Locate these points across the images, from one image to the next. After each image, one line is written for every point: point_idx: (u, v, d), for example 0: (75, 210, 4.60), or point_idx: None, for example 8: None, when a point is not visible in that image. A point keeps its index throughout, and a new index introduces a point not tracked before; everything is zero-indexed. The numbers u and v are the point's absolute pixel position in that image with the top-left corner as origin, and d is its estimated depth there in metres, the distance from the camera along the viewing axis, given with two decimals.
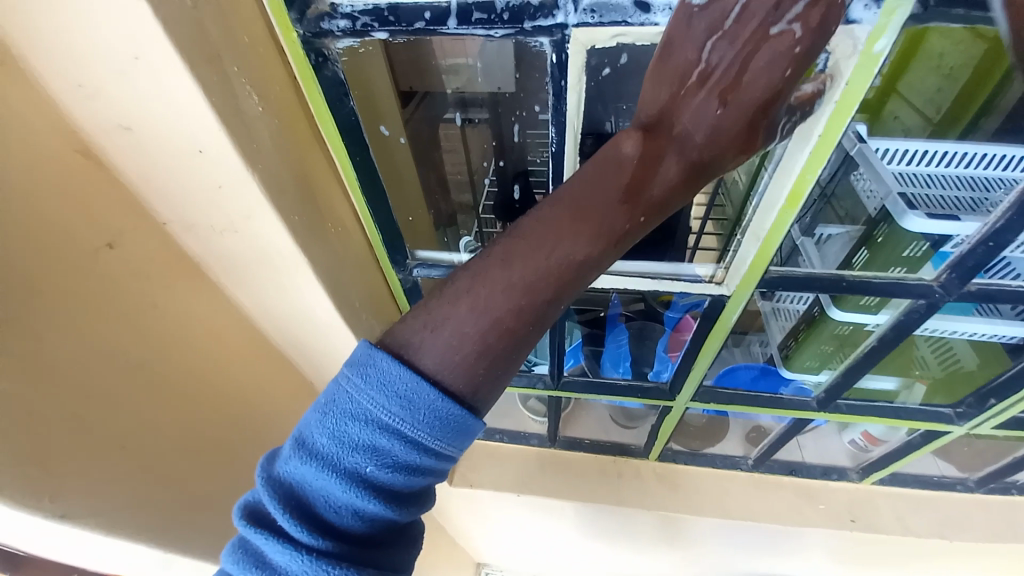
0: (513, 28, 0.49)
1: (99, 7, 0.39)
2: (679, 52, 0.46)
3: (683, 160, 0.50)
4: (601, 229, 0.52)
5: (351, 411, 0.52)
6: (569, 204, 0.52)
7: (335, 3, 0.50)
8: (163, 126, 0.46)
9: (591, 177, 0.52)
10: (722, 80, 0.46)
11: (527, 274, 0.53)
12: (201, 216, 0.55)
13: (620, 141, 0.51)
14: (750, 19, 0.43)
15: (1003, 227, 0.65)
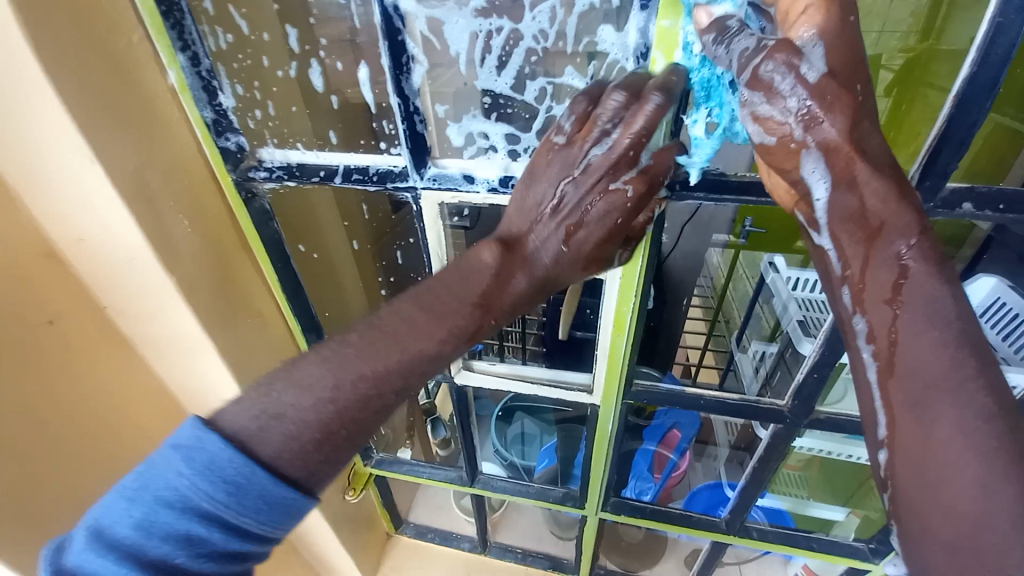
0: (380, 186, 0.66)
1: (67, 161, 0.55)
2: (539, 184, 0.51)
3: (545, 264, 0.53)
4: (454, 327, 0.52)
5: (162, 498, 0.45)
6: (441, 296, 0.52)
7: (260, 161, 0.68)
8: (108, 239, 0.61)
9: (459, 274, 0.53)
10: (566, 215, 0.51)
11: (382, 366, 0.51)
12: (133, 304, 0.69)
13: (479, 250, 0.53)
14: (595, 175, 0.49)
15: (820, 362, 0.72)
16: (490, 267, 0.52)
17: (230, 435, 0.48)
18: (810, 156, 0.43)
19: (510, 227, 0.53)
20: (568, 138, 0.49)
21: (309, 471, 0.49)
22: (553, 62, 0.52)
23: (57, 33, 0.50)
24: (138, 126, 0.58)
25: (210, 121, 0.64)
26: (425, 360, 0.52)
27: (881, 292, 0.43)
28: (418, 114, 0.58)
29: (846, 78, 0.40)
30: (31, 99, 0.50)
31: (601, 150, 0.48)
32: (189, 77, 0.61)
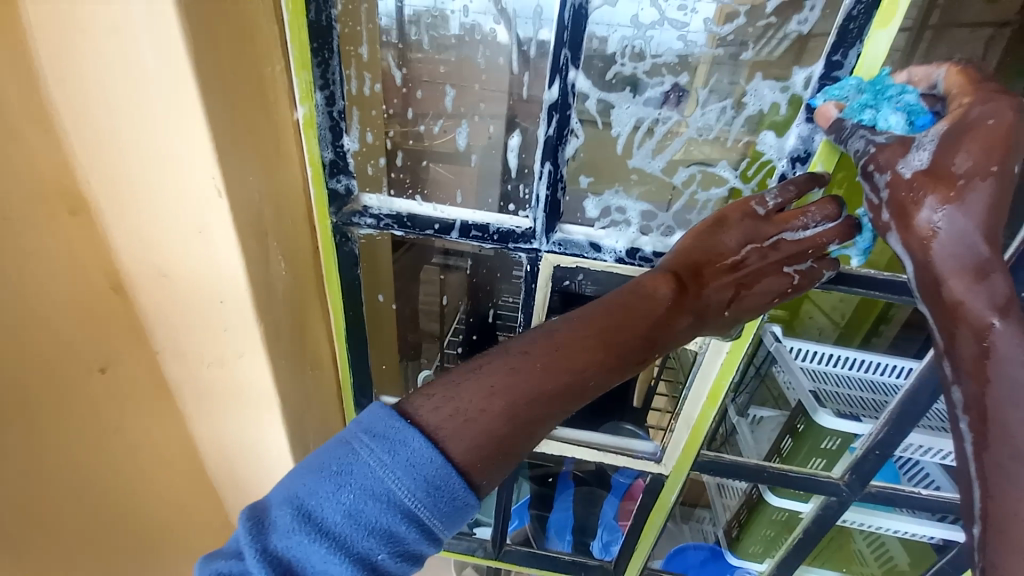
0: (499, 245, 0.64)
1: (185, 195, 0.49)
2: (727, 234, 0.53)
3: (699, 315, 0.54)
4: (625, 356, 0.52)
5: (369, 491, 0.42)
6: (597, 332, 0.51)
7: (365, 208, 0.64)
8: (200, 279, 0.55)
9: (630, 304, 0.52)
10: (745, 277, 0.55)
11: (550, 384, 0.49)
12: (198, 350, 0.61)
13: (653, 282, 0.53)
14: (782, 252, 0.53)
15: (882, 440, 0.77)
16: (665, 300, 0.52)
17: (428, 430, 0.45)
18: (892, 235, 0.46)
19: (677, 267, 0.54)
20: (769, 213, 0.52)
21: (482, 476, 0.47)
22: (707, 154, 0.56)
23: (219, 61, 0.45)
24: (263, 160, 0.53)
25: (327, 161, 0.60)
26: (588, 386, 0.51)
27: (965, 363, 0.46)
28: (563, 182, 0.58)
29: (946, 171, 0.42)
30: (176, 123, 0.45)
31: (796, 234, 0.53)
32: (319, 116, 0.57)
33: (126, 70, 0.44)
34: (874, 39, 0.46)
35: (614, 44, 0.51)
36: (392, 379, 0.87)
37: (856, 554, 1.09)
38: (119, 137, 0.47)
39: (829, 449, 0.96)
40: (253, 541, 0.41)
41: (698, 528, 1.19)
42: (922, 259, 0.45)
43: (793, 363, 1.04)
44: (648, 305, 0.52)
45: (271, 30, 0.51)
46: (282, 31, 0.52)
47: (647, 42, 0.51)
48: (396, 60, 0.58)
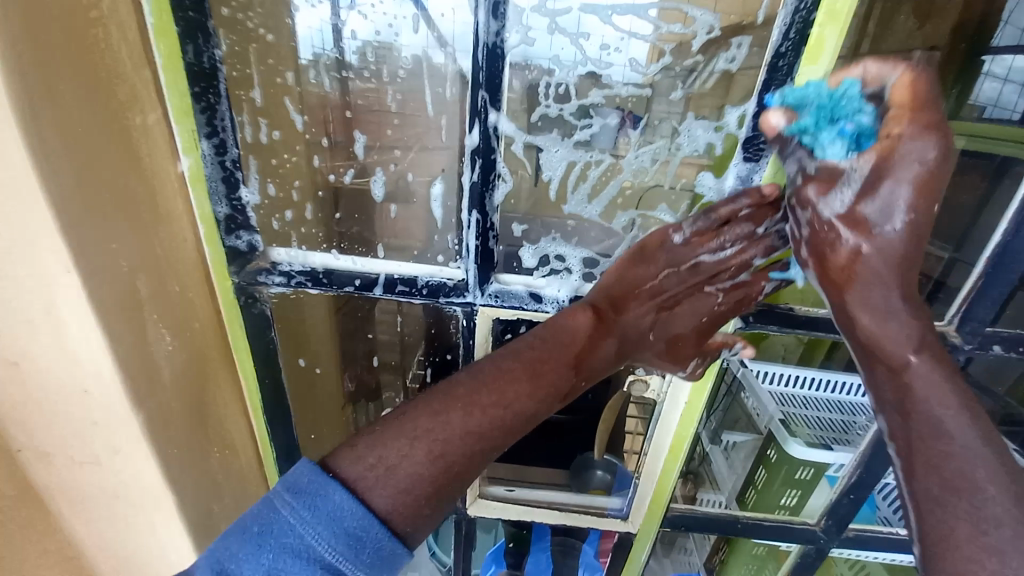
0: (431, 300, 0.58)
1: (21, 271, 0.40)
2: (652, 260, 0.51)
3: (621, 343, 0.53)
4: (552, 387, 0.50)
5: (287, 548, 0.37)
6: (516, 372, 0.49)
7: (273, 264, 0.56)
8: (55, 369, 0.45)
9: (547, 339, 0.50)
10: (664, 299, 0.53)
11: (477, 422, 0.47)
12: (66, 450, 0.51)
13: (572, 314, 0.51)
14: (702, 274, 0.51)
15: (856, 483, 0.73)
16: (584, 332, 0.50)
17: (352, 481, 0.41)
18: (808, 270, 0.45)
19: (597, 297, 0.52)
20: (687, 240, 0.49)
21: (411, 525, 0.43)
22: (647, 198, 0.52)
23: (62, 114, 0.38)
24: (133, 224, 0.45)
25: (222, 217, 0.52)
26: (514, 426, 0.48)
27: (885, 394, 0.45)
28: (494, 230, 0.53)
29: (859, 212, 0.40)
30: (2, 190, 0.37)
31: (716, 257, 0.50)
32: (208, 167, 0.50)
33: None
34: (805, 74, 0.43)
35: (537, 84, 0.47)
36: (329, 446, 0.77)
37: None
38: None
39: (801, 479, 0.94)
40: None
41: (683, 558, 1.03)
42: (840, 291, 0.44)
43: (759, 388, 1.02)
44: (566, 338, 0.50)
45: (140, 73, 0.45)
46: (156, 76, 0.46)
47: (571, 83, 0.48)
48: (296, 102, 0.51)
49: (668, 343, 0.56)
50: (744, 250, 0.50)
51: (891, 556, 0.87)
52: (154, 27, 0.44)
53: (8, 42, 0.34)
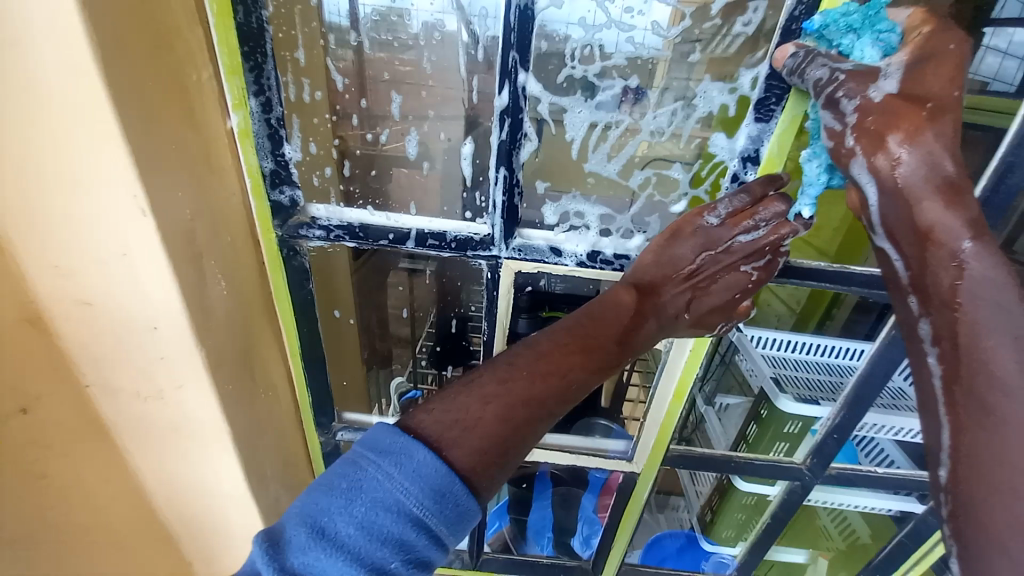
0: (458, 253, 0.62)
1: (102, 214, 0.44)
2: (687, 244, 0.54)
3: (665, 319, 0.58)
4: (603, 358, 0.55)
5: (381, 501, 0.42)
6: (569, 344, 0.54)
7: (313, 219, 0.61)
8: (128, 306, 0.50)
9: (596, 314, 0.55)
10: (700, 279, 0.57)
11: (537, 391, 0.51)
12: (133, 383, 0.56)
13: (618, 292, 0.56)
14: (735, 255, 0.55)
15: (839, 425, 0.81)
16: (631, 311, 0.55)
17: (431, 441, 0.46)
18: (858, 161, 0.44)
19: (638, 277, 0.56)
20: (722, 221, 0.52)
21: (485, 481, 0.47)
22: (661, 158, 0.56)
23: (135, 68, 0.41)
24: (193, 173, 0.49)
25: (267, 171, 0.56)
26: (569, 391, 0.53)
27: (938, 293, 0.43)
28: (519, 187, 0.57)
29: (913, 93, 0.41)
30: (85, 137, 0.41)
31: (750, 238, 0.53)
32: (255, 123, 0.54)
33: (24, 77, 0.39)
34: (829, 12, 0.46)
35: (564, 46, 0.51)
36: (359, 392, 0.84)
37: (821, 530, 1.14)
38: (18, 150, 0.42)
39: (792, 433, 1.00)
40: (272, 565, 0.39)
41: (674, 517, 1.17)
42: (886, 187, 0.43)
43: (752, 350, 1.11)
44: (617, 314, 0.55)
45: (193, 29, 0.47)
46: (207, 32, 0.49)
47: (596, 46, 0.51)
48: (335, 63, 0.55)
49: (706, 316, 0.60)
50: (780, 228, 0.52)
51: (867, 502, 0.97)
52: None
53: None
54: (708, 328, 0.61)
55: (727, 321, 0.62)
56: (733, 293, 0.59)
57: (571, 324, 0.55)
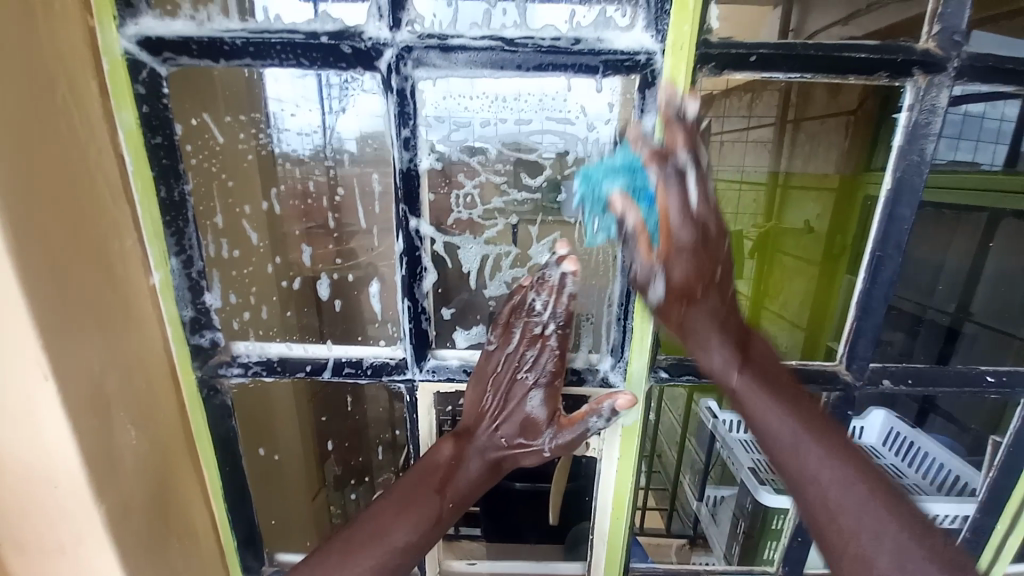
0: (375, 379, 0.64)
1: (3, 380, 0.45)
2: (474, 388, 0.61)
3: (484, 459, 0.63)
4: (421, 514, 0.59)
5: None
6: (388, 507, 0.58)
7: (233, 357, 0.63)
8: (27, 468, 0.49)
9: (417, 474, 0.61)
10: (495, 409, 0.61)
11: (353, 569, 0.55)
12: (28, 549, 0.52)
13: (437, 445, 0.62)
14: (507, 367, 0.60)
15: (801, 526, 0.76)
16: (443, 461, 0.61)
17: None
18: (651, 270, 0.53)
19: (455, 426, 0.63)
20: (496, 343, 0.59)
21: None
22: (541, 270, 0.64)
23: (50, 241, 0.45)
24: (109, 329, 0.52)
25: (187, 318, 0.60)
26: (399, 553, 0.57)
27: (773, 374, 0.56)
28: (425, 313, 0.60)
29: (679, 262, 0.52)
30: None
31: (514, 347, 0.59)
32: (176, 278, 0.59)
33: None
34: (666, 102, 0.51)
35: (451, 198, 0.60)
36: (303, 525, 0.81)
37: None
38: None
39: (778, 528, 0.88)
40: None
41: None
42: (729, 388, 0.56)
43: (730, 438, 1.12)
44: (429, 466, 0.61)
45: (120, 206, 0.53)
46: (132, 208, 0.55)
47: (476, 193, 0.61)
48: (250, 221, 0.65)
49: (522, 433, 0.62)
50: (546, 334, 0.58)
51: None
52: (132, 170, 0.54)
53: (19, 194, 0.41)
54: (535, 441, 0.62)
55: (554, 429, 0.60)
56: (539, 402, 0.60)
57: (399, 484, 0.60)
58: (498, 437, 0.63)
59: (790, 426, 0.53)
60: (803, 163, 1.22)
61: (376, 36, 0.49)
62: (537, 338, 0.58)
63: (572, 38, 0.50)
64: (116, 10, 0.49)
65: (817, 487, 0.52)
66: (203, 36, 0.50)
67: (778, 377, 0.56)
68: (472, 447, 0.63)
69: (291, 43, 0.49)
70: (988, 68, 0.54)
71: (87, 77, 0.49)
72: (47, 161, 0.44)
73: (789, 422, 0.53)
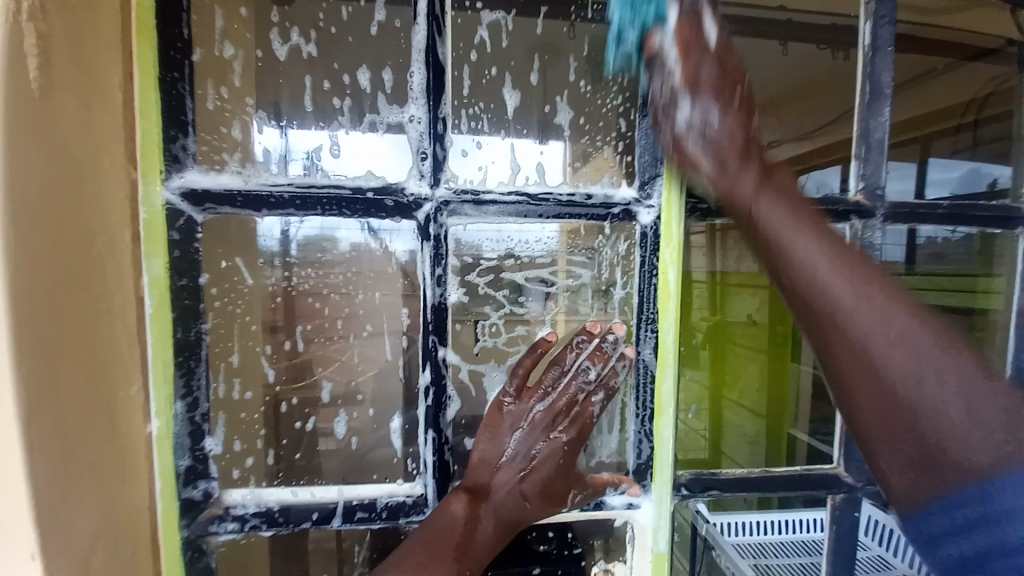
0: (390, 522, 0.59)
1: None
2: (496, 443, 0.58)
3: (501, 520, 0.58)
4: None
5: None
6: (397, 575, 0.52)
7: (227, 509, 0.57)
8: None
9: (426, 539, 0.54)
10: (521, 463, 0.58)
11: None
12: None
13: (448, 502, 0.56)
14: (539, 424, 0.58)
15: None
16: (459, 521, 0.55)
17: None
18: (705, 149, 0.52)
19: (470, 482, 0.58)
20: (514, 402, 0.58)
21: None
22: None
23: (60, 391, 0.40)
24: (104, 485, 0.46)
25: (183, 469, 0.55)
26: None
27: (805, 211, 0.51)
28: (449, 443, 0.60)
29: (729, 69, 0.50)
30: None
31: (545, 404, 0.59)
32: (177, 424, 0.54)
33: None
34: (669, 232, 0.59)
35: (476, 326, 0.61)
36: None
37: None
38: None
39: None
40: None
41: None
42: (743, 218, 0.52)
43: (725, 544, 1.00)
44: (440, 525, 0.55)
45: (130, 349, 0.50)
46: (143, 351, 0.52)
47: (501, 321, 0.63)
48: (269, 359, 0.60)
49: (545, 495, 0.59)
50: (590, 396, 0.59)
51: None
52: (151, 312, 0.52)
53: (43, 338, 0.38)
54: (563, 504, 0.60)
55: (579, 487, 0.60)
56: (564, 460, 0.59)
57: (409, 545, 0.54)
58: (523, 505, 0.58)
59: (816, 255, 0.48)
60: (737, 266, 0.79)
61: (417, 193, 0.55)
62: (575, 400, 0.59)
63: (585, 194, 0.58)
64: (162, 165, 0.51)
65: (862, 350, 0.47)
66: (248, 189, 0.53)
67: (795, 214, 0.50)
68: (489, 506, 0.58)
69: (338, 198, 0.54)
70: (908, 213, 0.68)
71: (122, 227, 0.49)
72: (73, 306, 0.42)
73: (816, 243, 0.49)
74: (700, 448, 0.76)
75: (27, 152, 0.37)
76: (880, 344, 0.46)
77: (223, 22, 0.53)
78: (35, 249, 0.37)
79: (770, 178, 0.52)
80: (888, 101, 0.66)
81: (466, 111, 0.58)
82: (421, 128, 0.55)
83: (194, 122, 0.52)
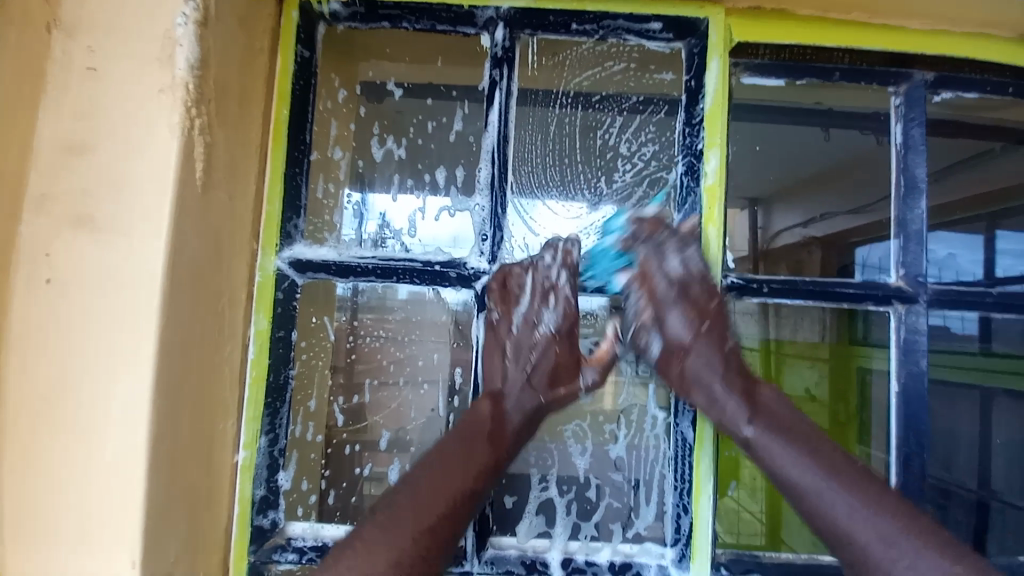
0: None
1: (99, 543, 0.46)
2: (501, 335, 0.62)
3: (525, 412, 0.61)
4: (473, 463, 0.57)
5: None
6: (434, 462, 0.57)
7: (288, 539, 0.63)
8: None
9: (460, 429, 0.59)
10: (522, 360, 0.62)
11: None
12: None
13: (476, 404, 0.61)
14: (529, 320, 0.62)
15: None
16: (486, 420, 0.60)
17: None
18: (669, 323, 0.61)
19: (491, 384, 0.62)
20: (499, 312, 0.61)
21: None
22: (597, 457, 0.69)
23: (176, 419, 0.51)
24: (198, 499, 0.55)
25: (258, 499, 0.62)
26: (459, 498, 0.56)
27: (778, 413, 0.59)
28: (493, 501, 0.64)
29: (691, 295, 0.60)
30: (101, 479, 0.47)
31: (525, 306, 0.62)
32: (259, 457, 0.62)
33: (69, 425, 0.46)
34: None
35: None
36: None
37: None
38: (13, 491, 0.46)
39: None
40: None
41: None
42: (744, 437, 0.58)
43: None
44: (470, 429, 0.59)
45: (233, 388, 0.60)
46: (241, 393, 0.61)
47: None
48: (340, 406, 0.70)
49: (553, 384, 0.62)
50: (557, 290, 0.62)
51: None
52: (251, 358, 0.62)
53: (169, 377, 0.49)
54: (569, 389, 0.63)
55: (582, 368, 0.63)
56: (564, 350, 0.63)
57: (455, 432, 0.59)
58: (531, 398, 0.62)
59: (815, 473, 0.55)
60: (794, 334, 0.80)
61: (477, 267, 0.63)
62: (546, 291, 0.62)
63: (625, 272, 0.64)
64: (277, 240, 0.63)
65: (829, 517, 0.54)
66: (341, 260, 0.63)
67: (790, 423, 0.58)
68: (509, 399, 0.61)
69: (411, 269, 0.63)
70: (953, 299, 0.67)
71: (241, 288, 0.60)
72: (196, 352, 0.53)
73: (809, 468, 0.55)
74: (752, 535, 0.75)
75: (185, 234, 0.49)
76: (848, 518, 0.53)
77: (336, 131, 0.68)
78: (181, 307, 0.49)
79: (754, 395, 0.59)
80: (925, 194, 0.69)
81: (521, 199, 0.68)
82: (484, 214, 0.64)
83: (306, 207, 0.65)
